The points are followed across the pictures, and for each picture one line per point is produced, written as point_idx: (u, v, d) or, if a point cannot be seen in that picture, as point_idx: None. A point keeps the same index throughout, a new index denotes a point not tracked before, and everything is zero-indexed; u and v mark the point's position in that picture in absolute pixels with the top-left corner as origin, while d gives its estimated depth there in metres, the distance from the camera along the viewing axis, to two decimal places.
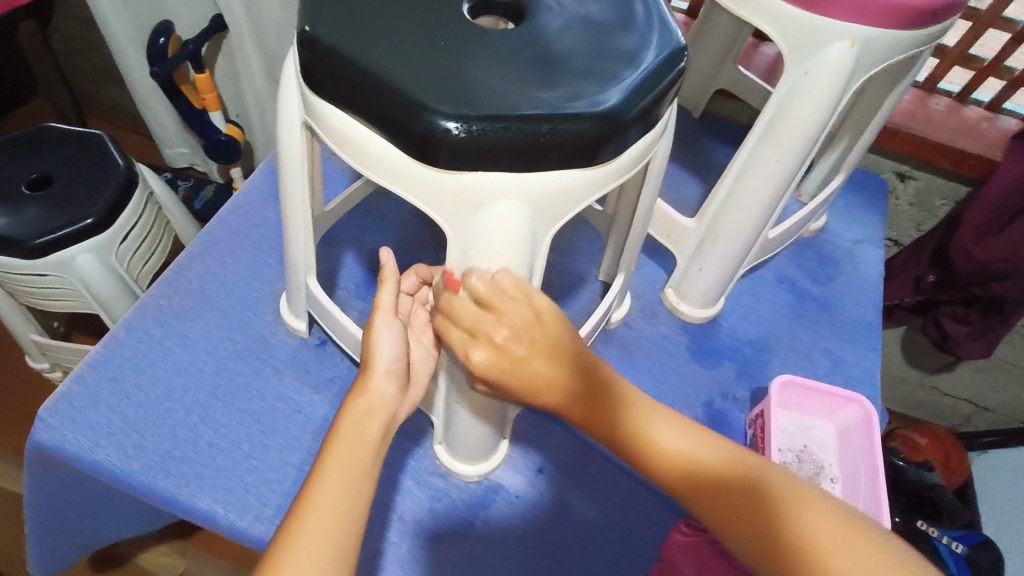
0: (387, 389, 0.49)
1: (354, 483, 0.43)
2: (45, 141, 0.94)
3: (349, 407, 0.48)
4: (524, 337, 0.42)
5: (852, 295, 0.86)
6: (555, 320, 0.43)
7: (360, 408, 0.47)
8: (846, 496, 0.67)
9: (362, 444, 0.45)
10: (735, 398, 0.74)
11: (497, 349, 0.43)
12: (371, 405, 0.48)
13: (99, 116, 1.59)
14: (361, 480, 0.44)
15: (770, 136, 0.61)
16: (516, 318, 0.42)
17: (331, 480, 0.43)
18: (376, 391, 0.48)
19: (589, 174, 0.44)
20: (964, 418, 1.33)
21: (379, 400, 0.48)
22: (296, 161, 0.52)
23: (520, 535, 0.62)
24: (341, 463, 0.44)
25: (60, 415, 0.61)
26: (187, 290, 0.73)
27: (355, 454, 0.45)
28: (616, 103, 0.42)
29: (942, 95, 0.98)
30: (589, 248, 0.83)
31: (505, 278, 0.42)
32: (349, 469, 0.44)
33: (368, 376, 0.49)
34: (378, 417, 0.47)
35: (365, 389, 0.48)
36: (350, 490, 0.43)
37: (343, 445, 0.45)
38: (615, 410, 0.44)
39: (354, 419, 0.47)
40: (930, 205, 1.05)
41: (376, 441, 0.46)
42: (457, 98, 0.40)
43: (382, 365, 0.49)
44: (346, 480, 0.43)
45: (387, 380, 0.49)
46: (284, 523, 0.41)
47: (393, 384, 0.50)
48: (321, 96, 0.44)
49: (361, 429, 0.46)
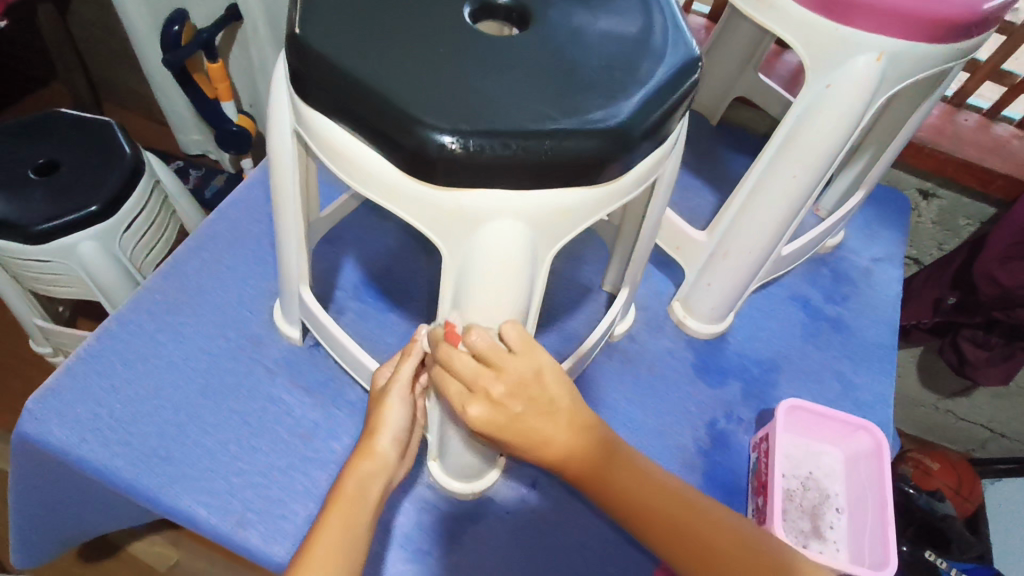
0: (390, 453, 0.49)
1: (352, 541, 0.44)
2: (52, 127, 0.93)
3: (352, 468, 0.48)
4: (522, 395, 0.41)
5: (868, 316, 0.83)
6: (556, 383, 0.42)
7: (361, 470, 0.47)
8: (852, 528, 0.63)
9: (361, 502, 0.46)
10: (740, 419, 0.72)
11: (495, 407, 0.41)
12: (372, 469, 0.48)
13: (114, 101, 1.59)
14: (360, 538, 0.44)
15: (788, 155, 0.59)
16: (516, 375, 0.41)
17: (330, 537, 0.44)
18: (381, 453, 0.48)
19: (594, 193, 0.42)
20: (979, 443, 1.28)
21: (381, 463, 0.48)
22: (288, 163, 0.50)
23: (509, 553, 0.60)
24: (340, 519, 0.45)
25: (48, 408, 0.60)
26: (183, 284, 0.72)
27: (355, 512, 0.45)
28: (623, 118, 0.40)
29: (971, 111, 0.95)
30: (595, 257, 0.81)
31: (510, 330, 0.41)
32: (348, 524, 0.44)
33: (374, 438, 0.49)
34: (378, 482, 0.48)
35: (370, 450, 0.48)
36: (347, 547, 0.44)
37: (345, 503, 0.45)
38: (623, 467, 0.44)
39: (356, 480, 0.47)
40: (953, 224, 1.02)
41: (375, 503, 0.47)
42: (454, 110, 0.37)
43: (389, 432, 0.49)
44: (344, 538, 0.44)
45: (391, 444, 0.49)
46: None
47: (398, 450, 0.49)
48: (311, 104, 0.41)
49: (363, 488, 0.46)
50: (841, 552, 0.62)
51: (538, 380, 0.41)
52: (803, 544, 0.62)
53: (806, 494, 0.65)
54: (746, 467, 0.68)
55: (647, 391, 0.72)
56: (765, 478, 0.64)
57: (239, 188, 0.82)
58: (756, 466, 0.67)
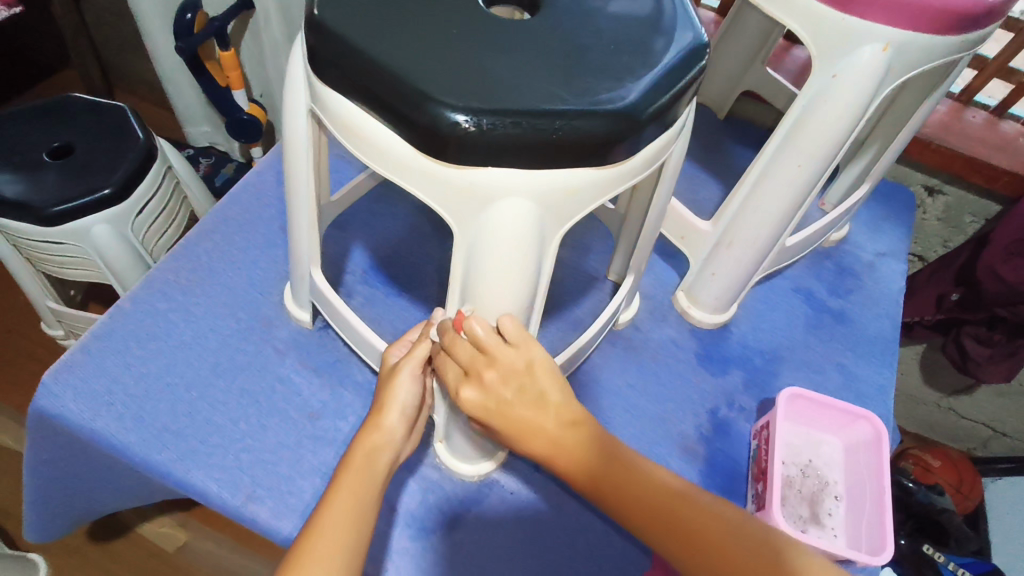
0: (398, 428, 0.50)
1: (361, 510, 0.45)
2: (67, 111, 0.94)
3: (360, 441, 0.49)
4: (513, 382, 0.45)
5: (871, 309, 0.83)
6: (547, 374, 0.46)
7: (370, 443, 0.49)
8: (849, 515, 0.64)
9: (370, 473, 0.47)
10: (741, 407, 0.73)
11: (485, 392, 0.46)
12: (381, 442, 0.49)
13: (126, 89, 1.61)
14: (368, 508, 0.46)
15: (793, 144, 0.59)
16: (508, 364, 0.45)
17: (340, 506, 0.45)
18: (388, 427, 0.50)
19: (602, 174, 0.43)
20: (981, 442, 1.29)
21: (389, 438, 0.49)
22: (302, 143, 0.51)
23: (511, 533, 0.61)
24: (350, 489, 0.46)
25: (63, 383, 0.62)
26: (195, 266, 0.73)
27: (363, 482, 0.46)
28: (632, 100, 0.41)
29: (978, 108, 0.95)
30: (601, 246, 0.82)
31: (508, 323, 0.46)
32: (358, 494, 0.46)
33: (382, 412, 0.50)
34: (386, 454, 0.49)
35: (378, 424, 0.50)
36: (356, 515, 0.45)
37: (354, 474, 0.47)
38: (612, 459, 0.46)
39: (363, 453, 0.48)
40: (958, 221, 1.02)
41: (383, 474, 0.48)
42: (467, 89, 0.38)
43: (397, 406, 0.50)
44: (354, 506, 0.45)
45: (399, 419, 0.50)
46: (294, 543, 0.43)
47: (405, 425, 0.51)
48: (327, 83, 0.42)
49: (371, 461, 0.48)
50: (839, 539, 0.63)
51: (528, 371, 0.45)
52: (801, 529, 0.63)
53: (805, 481, 0.66)
54: (746, 454, 0.69)
55: (649, 379, 0.73)
56: (765, 465, 0.64)
57: (250, 172, 0.83)
58: (757, 453, 0.68)
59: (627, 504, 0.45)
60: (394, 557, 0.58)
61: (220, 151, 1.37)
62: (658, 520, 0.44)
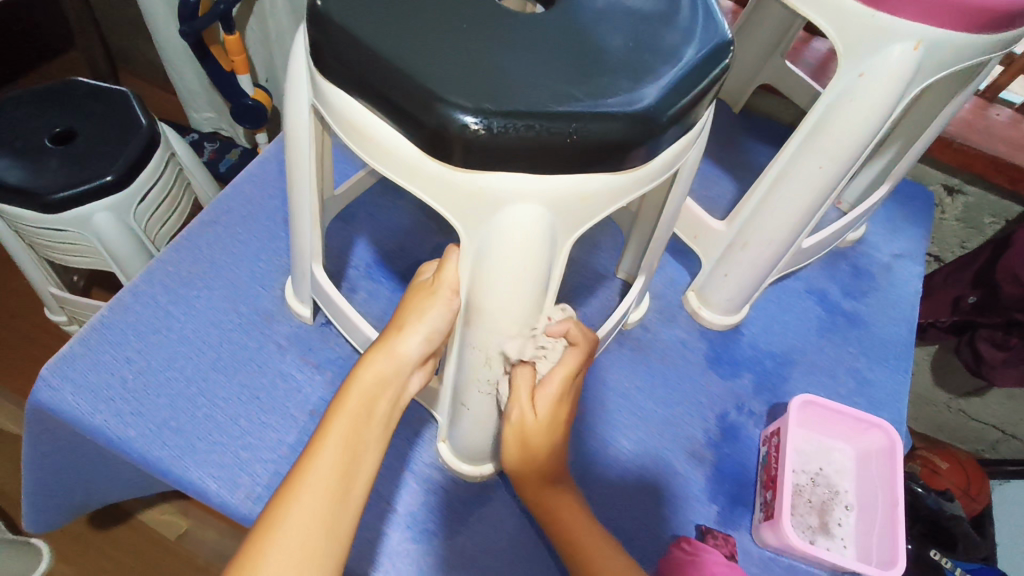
0: (413, 355, 0.45)
1: (353, 462, 0.41)
2: (71, 95, 0.93)
3: (366, 369, 0.44)
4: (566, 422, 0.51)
5: (886, 313, 0.81)
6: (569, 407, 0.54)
7: (379, 373, 0.44)
8: (861, 525, 0.63)
9: (368, 418, 0.43)
10: (751, 412, 0.71)
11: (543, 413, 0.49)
12: (390, 372, 0.44)
13: (131, 71, 1.59)
14: (360, 460, 0.42)
15: (814, 145, 0.57)
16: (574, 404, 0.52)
17: (330, 456, 0.41)
18: (403, 354, 0.45)
19: (617, 180, 0.41)
20: (990, 444, 1.27)
21: (401, 366, 0.45)
22: (304, 138, 0.50)
23: (515, 537, 0.60)
24: (345, 438, 0.42)
25: (62, 376, 0.60)
26: (197, 258, 0.72)
27: (360, 430, 0.42)
28: (650, 102, 0.39)
29: (1003, 105, 0.92)
30: (611, 244, 0.80)
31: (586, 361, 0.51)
32: (353, 443, 0.42)
33: (400, 336, 0.45)
34: (389, 393, 0.44)
35: (392, 349, 0.45)
36: (348, 469, 0.41)
37: (350, 418, 0.42)
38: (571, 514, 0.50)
39: (367, 388, 0.44)
40: (977, 222, 1.00)
41: (383, 416, 0.44)
42: (478, 90, 0.36)
43: (421, 331, 0.45)
44: (346, 457, 0.41)
45: (419, 344, 0.45)
46: (278, 492, 0.40)
47: (422, 353, 0.46)
48: (330, 80, 0.41)
49: (372, 403, 0.43)
50: (849, 550, 0.62)
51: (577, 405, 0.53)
52: (810, 539, 0.62)
53: (815, 490, 0.65)
54: (756, 460, 0.68)
55: (657, 381, 0.72)
56: (774, 472, 0.63)
57: (254, 162, 0.82)
58: (766, 460, 0.66)
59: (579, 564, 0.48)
60: (394, 560, 0.56)
61: (225, 137, 1.35)
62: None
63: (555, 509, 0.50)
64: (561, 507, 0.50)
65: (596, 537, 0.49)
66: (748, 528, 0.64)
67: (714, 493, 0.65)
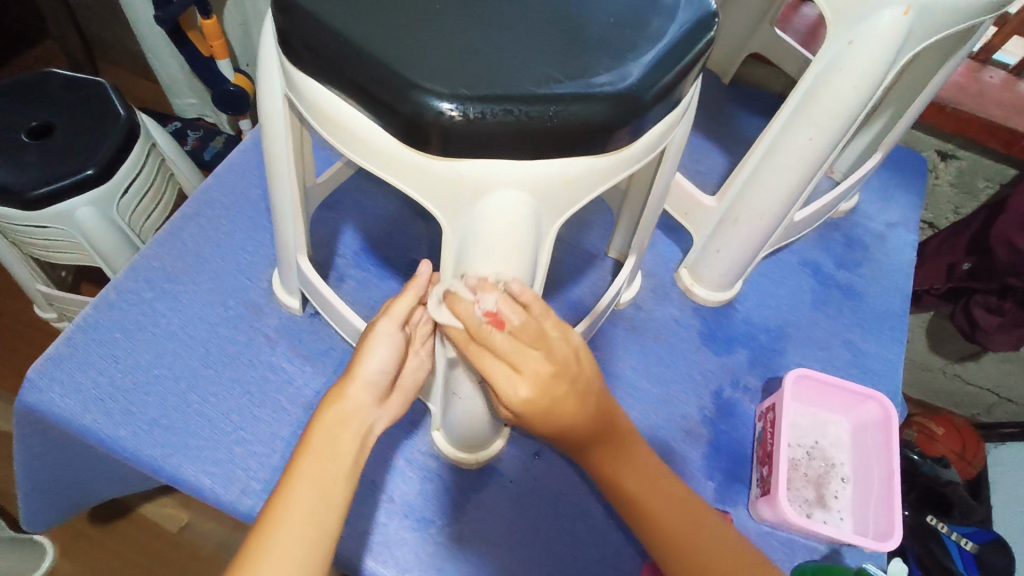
0: (363, 399, 0.47)
1: (322, 498, 0.42)
2: (45, 88, 0.90)
3: (324, 412, 0.46)
4: (564, 377, 0.40)
5: (880, 282, 0.81)
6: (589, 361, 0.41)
7: (335, 415, 0.45)
8: (857, 497, 0.63)
9: (334, 456, 0.44)
10: (746, 387, 0.71)
11: (543, 389, 0.40)
12: (348, 413, 0.46)
13: (109, 60, 1.55)
14: (330, 493, 0.43)
15: (805, 116, 0.56)
16: (558, 353, 0.40)
17: (297, 499, 0.42)
18: (352, 398, 0.46)
19: (601, 162, 0.40)
20: (985, 407, 1.27)
21: (356, 407, 0.46)
22: (280, 128, 0.48)
23: (512, 519, 0.60)
24: (315, 477, 0.43)
25: (49, 376, 0.60)
26: (181, 252, 0.71)
27: (328, 469, 0.43)
28: (633, 80, 0.37)
29: (997, 68, 0.90)
30: (602, 222, 0.79)
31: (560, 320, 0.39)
32: (321, 484, 0.43)
33: (347, 382, 0.47)
34: (351, 429, 0.45)
35: (341, 396, 0.46)
36: (317, 508, 0.42)
37: (318, 457, 0.43)
38: (624, 462, 0.47)
39: (328, 428, 0.45)
40: (971, 186, 0.99)
41: (351, 450, 0.45)
42: (453, 74, 0.35)
43: (362, 377, 0.47)
44: (311, 498, 0.42)
45: (364, 390, 0.47)
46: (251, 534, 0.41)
47: (371, 395, 0.47)
48: (300, 68, 0.39)
49: (336, 437, 0.45)
50: (845, 522, 0.62)
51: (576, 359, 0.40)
52: (807, 513, 0.62)
53: (811, 464, 0.65)
54: (751, 436, 0.68)
55: (651, 360, 0.71)
56: (770, 448, 0.63)
57: (235, 150, 0.80)
58: (762, 436, 0.66)
59: (655, 525, 0.46)
60: (391, 549, 0.56)
61: (209, 124, 1.33)
62: (654, 527, 0.46)
63: (613, 469, 0.47)
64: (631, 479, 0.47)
65: (651, 478, 0.47)
66: (745, 503, 0.64)
67: (711, 470, 0.65)
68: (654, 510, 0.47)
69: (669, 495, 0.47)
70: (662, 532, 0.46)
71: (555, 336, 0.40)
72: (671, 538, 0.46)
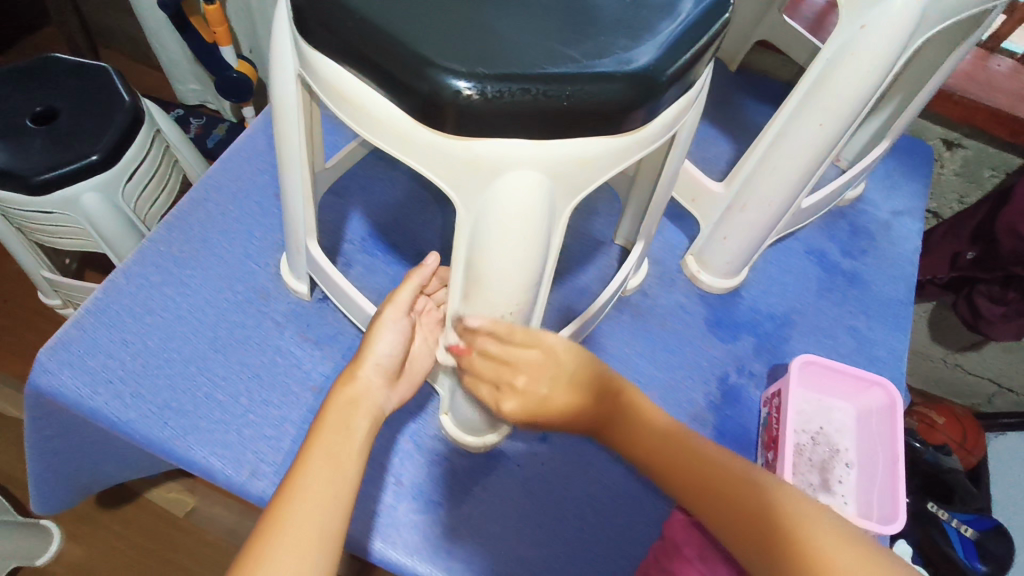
0: (374, 380, 0.51)
1: (338, 470, 0.45)
2: (49, 73, 0.90)
3: (336, 394, 0.49)
4: (543, 377, 0.48)
5: (885, 270, 0.81)
6: (569, 354, 0.48)
7: (347, 396, 0.49)
8: (862, 482, 0.64)
9: (348, 432, 0.47)
10: (751, 373, 0.71)
11: (523, 397, 0.48)
12: (358, 394, 0.49)
13: (111, 47, 1.54)
14: (344, 465, 0.45)
15: (816, 100, 0.56)
16: (530, 362, 0.47)
17: (315, 470, 0.44)
18: (363, 379, 0.50)
19: (615, 143, 0.40)
20: (985, 398, 1.28)
21: (365, 390, 0.50)
22: (291, 110, 0.48)
23: (520, 501, 0.60)
24: (329, 451, 0.46)
25: (59, 359, 0.60)
26: (188, 236, 0.71)
27: (341, 443, 0.46)
28: (649, 61, 0.37)
29: (1005, 56, 0.90)
30: (608, 209, 0.79)
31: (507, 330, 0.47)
32: (335, 457, 0.45)
33: (358, 363, 0.51)
34: (363, 409, 0.49)
35: (353, 376, 0.50)
36: (334, 477, 0.44)
37: (331, 433, 0.47)
38: (640, 425, 0.48)
39: (341, 408, 0.48)
40: (977, 175, 0.99)
41: (362, 428, 0.48)
42: (470, 54, 0.35)
43: (371, 358, 0.51)
44: (328, 469, 0.45)
45: (374, 371, 0.51)
46: (271, 504, 0.43)
47: (381, 377, 0.51)
48: (315, 47, 0.39)
49: (348, 415, 0.48)
50: (849, 506, 0.62)
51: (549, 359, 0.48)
52: (812, 496, 0.62)
53: (816, 450, 0.66)
54: (757, 422, 0.68)
55: (657, 346, 0.72)
56: (776, 433, 0.63)
57: (241, 135, 0.80)
58: (767, 421, 0.67)
59: (665, 468, 0.46)
60: (400, 530, 0.57)
61: (211, 112, 1.33)
62: (701, 488, 0.45)
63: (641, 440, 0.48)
64: (631, 431, 0.48)
65: (690, 445, 0.47)
66: None
67: None
68: (696, 470, 0.45)
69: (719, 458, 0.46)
70: (710, 493, 0.44)
71: (530, 352, 0.47)
72: (716, 499, 0.44)
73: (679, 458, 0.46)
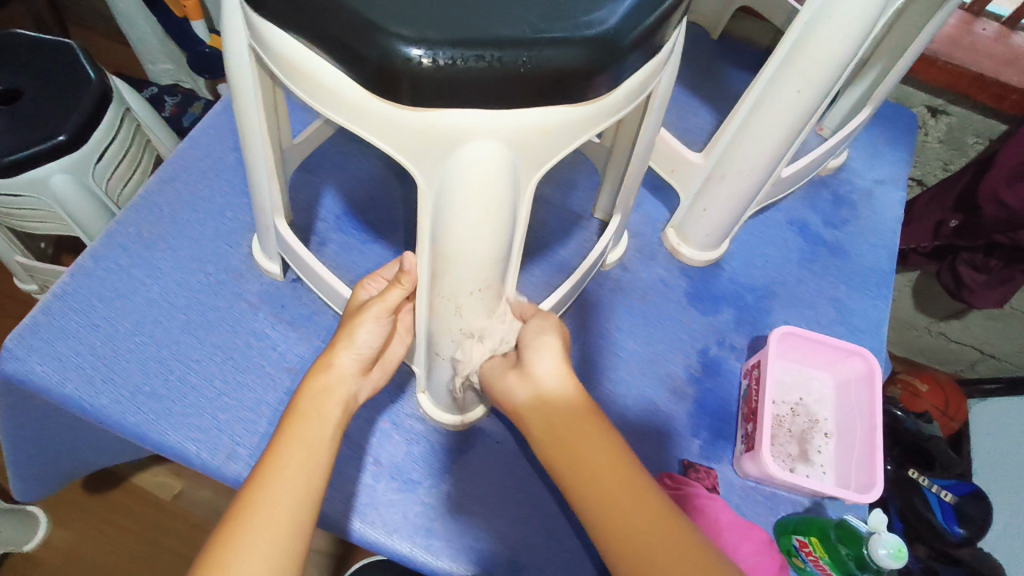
0: (349, 368, 0.49)
1: (311, 456, 0.44)
2: (9, 49, 0.86)
3: (309, 382, 0.48)
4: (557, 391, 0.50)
5: (867, 239, 0.81)
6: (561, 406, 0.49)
7: (320, 384, 0.48)
8: (839, 452, 0.64)
9: (320, 418, 0.46)
10: (732, 345, 0.71)
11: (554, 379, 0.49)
12: (333, 382, 0.48)
13: (79, 24, 1.49)
14: (316, 450, 0.45)
15: (792, 66, 0.54)
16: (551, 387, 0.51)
17: (285, 457, 0.44)
18: (338, 366, 0.49)
19: (579, 111, 0.39)
20: (968, 364, 1.29)
21: (339, 377, 0.49)
22: (250, 85, 0.47)
23: (499, 478, 0.60)
24: (301, 439, 0.45)
25: (27, 346, 0.58)
26: (157, 217, 0.69)
27: (312, 429, 0.46)
28: (612, 24, 0.36)
29: (990, 19, 0.88)
30: (588, 182, 0.77)
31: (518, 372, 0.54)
32: (308, 442, 0.45)
33: (335, 351, 0.49)
34: (337, 395, 0.48)
35: (329, 364, 0.49)
36: (307, 463, 0.44)
37: (304, 421, 0.46)
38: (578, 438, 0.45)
39: (314, 396, 0.47)
40: (960, 142, 0.98)
41: (336, 414, 0.47)
42: (422, 19, 0.34)
43: (352, 348, 0.49)
44: (300, 455, 0.44)
45: (352, 360, 0.49)
46: (243, 489, 0.43)
47: (359, 366, 0.50)
48: (261, 15, 0.37)
49: (320, 402, 0.47)
50: (827, 475, 0.63)
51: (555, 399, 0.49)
52: (790, 467, 0.63)
53: (795, 420, 0.66)
54: (737, 394, 0.68)
55: (638, 321, 0.71)
56: (755, 404, 0.63)
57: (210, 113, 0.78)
58: (747, 393, 0.67)
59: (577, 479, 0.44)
60: (381, 510, 0.57)
61: (185, 88, 1.28)
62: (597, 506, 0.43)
63: (596, 492, 0.43)
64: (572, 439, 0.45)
65: (603, 464, 0.44)
66: (729, 460, 0.64)
67: (697, 428, 0.66)
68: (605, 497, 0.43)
69: (635, 500, 0.42)
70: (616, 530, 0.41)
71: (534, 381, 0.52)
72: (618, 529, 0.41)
73: (588, 471, 0.44)
